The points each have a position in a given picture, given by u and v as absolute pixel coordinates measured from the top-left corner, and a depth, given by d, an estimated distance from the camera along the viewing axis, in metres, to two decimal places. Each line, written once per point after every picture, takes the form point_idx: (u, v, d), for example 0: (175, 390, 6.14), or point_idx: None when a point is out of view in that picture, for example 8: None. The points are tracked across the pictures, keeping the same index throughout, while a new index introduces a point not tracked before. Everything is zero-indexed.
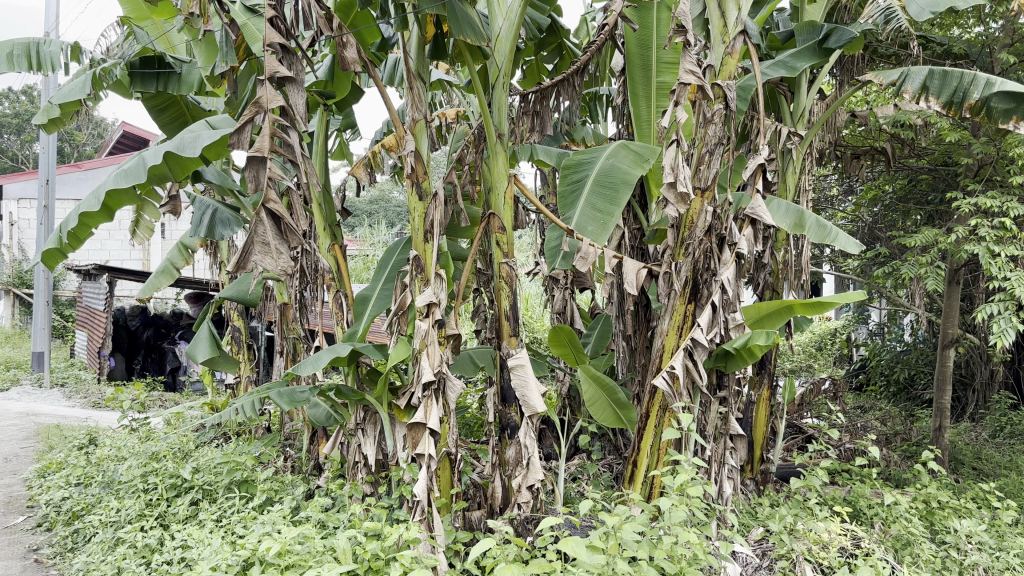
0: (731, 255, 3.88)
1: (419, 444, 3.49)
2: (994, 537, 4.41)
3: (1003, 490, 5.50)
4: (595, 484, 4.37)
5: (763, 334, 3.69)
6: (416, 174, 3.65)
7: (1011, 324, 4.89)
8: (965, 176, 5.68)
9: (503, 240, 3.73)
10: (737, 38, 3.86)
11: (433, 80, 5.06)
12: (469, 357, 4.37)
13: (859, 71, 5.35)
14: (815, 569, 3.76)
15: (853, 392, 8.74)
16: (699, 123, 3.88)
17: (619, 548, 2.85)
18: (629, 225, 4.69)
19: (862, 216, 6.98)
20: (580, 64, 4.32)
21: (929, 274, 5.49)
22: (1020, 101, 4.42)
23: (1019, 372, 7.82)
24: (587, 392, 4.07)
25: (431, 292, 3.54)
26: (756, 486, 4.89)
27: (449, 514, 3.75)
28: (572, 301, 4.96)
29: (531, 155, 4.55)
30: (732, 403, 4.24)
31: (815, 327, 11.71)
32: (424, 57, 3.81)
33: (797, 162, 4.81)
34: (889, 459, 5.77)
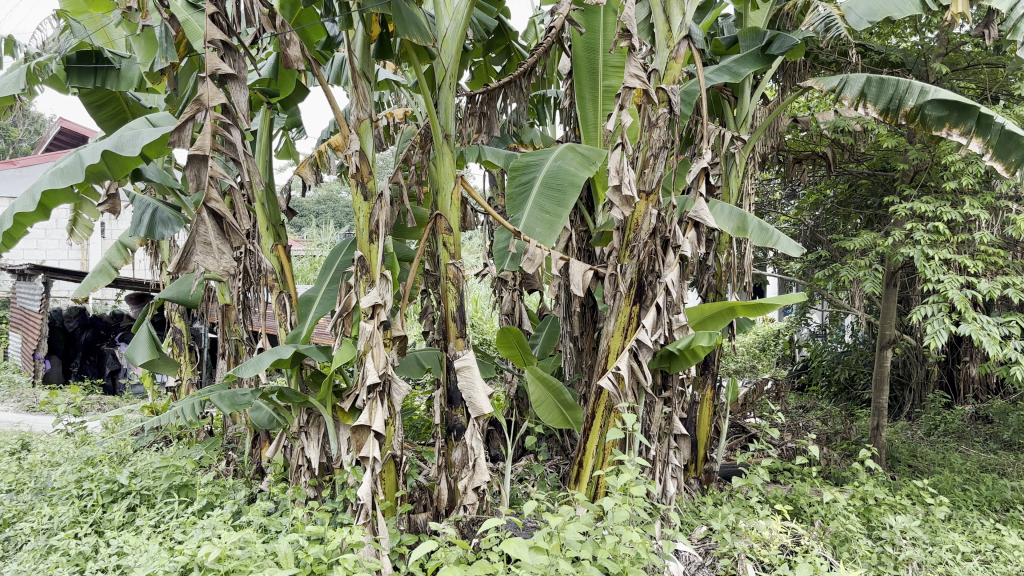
0: (674, 257, 3.92)
1: (363, 447, 3.47)
2: (927, 532, 4.55)
3: (937, 487, 5.67)
4: (541, 484, 4.39)
5: (706, 334, 3.76)
6: (361, 174, 3.61)
7: (944, 326, 5.03)
8: (902, 181, 5.83)
9: (450, 241, 3.71)
10: (680, 43, 3.91)
11: (379, 79, 5.02)
12: (415, 358, 4.34)
13: (801, 77, 5.45)
14: (756, 567, 3.83)
15: (796, 393, 8.93)
16: (644, 127, 3.92)
17: (563, 548, 2.86)
18: (577, 227, 4.73)
19: (804, 219, 7.11)
20: (528, 66, 4.34)
21: (868, 276, 5.62)
22: (953, 109, 4.54)
23: (953, 371, 7.97)
24: (534, 392, 4.09)
25: (376, 293, 3.51)
26: (700, 485, 4.95)
27: (394, 517, 3.72)
28: (520, 303, 4.96)
29: (479, 156, 4.54)
30: (676, 403, 4.31)
31: (759, 329, 11.95)
32: (369, 57, 3.77)
33: (740, 166, 4.89)
34: (828, 458, 5.91)
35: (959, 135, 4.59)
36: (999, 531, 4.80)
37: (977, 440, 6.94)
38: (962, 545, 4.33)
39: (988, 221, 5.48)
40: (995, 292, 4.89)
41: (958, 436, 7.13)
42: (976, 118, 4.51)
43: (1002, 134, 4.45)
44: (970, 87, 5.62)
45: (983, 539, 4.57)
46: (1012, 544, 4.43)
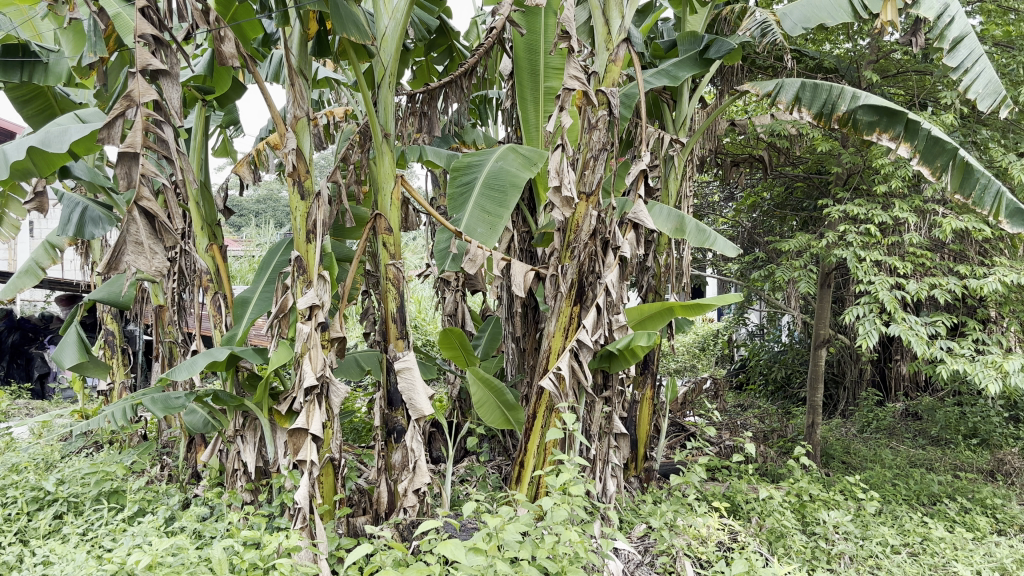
0: (615, 258, 3.94)
1: (300, 450, 3.43)
2: (858, 527, 4.68)
3: (868, 482, 5.82)
4: (482, 485, 4.38)
5: (645, 335, 3.82)
6: (297, 172, 3.56)
7: (875, 326, 5.16)
8: (835, 184, 5.97)
9: (390, 241, 3.68)
10: (620, 46, 3.92)
11: (319, 78, 4.96)
12: (354, 360, 4.29)
13: (738, 82, 5.54)
14: (693, 563, 3.89)
15: (734, 391, 9.11)
16: (584, 129, 3.94)
17: (502, 549, 2.86)
18: (518, 228, 4.74)
19: (742, 221, 7.23)
20: (469, 66, 4.33)
21: (802, 278, 5.74)
22: (883, 115, 4.66)
23: (884, 369, 8.22)
24: (475, 393, 4.08)
25: (314, 294, 3.47)
26: (640, 483, 5.01)
27: (333, 521, 3.68)
28: (462, 304, 4.94)
29: (420, 156, 4.50)
30: (616, 402, 4.34)
31: (699, 328, 12.16)
32: (306, 54, 3.71)
33: (679, 169, 4.95)
34: (765, 455, 6.03)
35: (889, 140, 4.71)
36: (926, 525, 4.96)
37: (907, 437, 7.15)
38: (891, 538, 4.47)
39: (917, 224, 5.65)
40: (922, 292, 5.05)
41: (889, 432, 7.35)
42: (904, 123, 4.63)
43: (928, 139, 4.57)
44: (899, 93, 5.77)
45: (911, 532, 4.72)
46: (938, 537, 4.58)
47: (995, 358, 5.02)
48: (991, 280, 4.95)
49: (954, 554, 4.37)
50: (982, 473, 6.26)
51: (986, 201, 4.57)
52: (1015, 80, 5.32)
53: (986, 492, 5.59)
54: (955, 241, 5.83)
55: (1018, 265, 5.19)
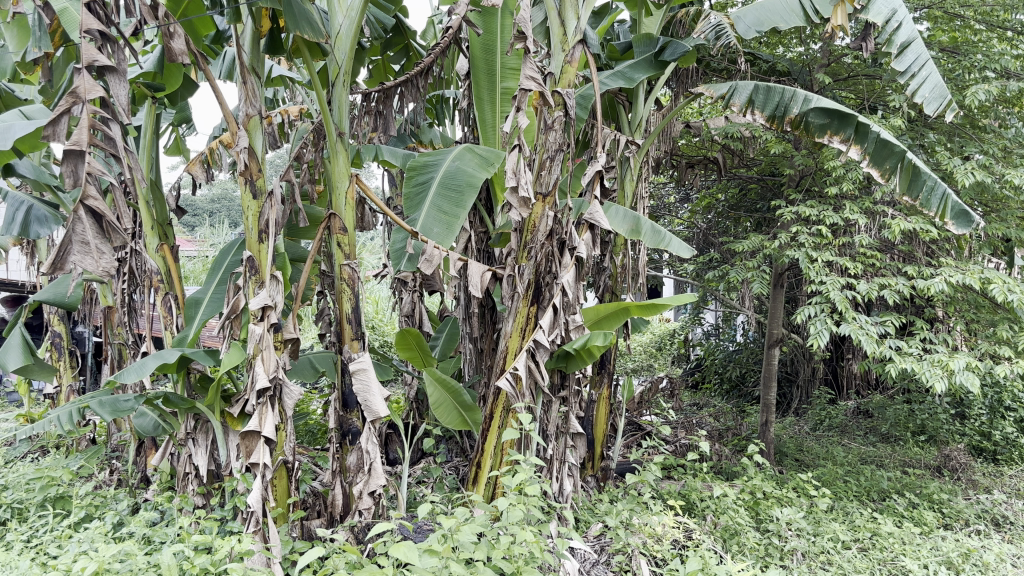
0: (571, 259, 3.97)
1: (253, 453, 3.38)
2: (809, 523, 4.75)
3: (820, 479, 5.91)
4: (439, 487, 4.36)
5: (601, 334, 3.85)
6: (250, 171, 3.51)
7: (826, 326, 5.24)
8: (788, 186, 6.07)
9: (345, 241, 3.64)
10: (575, 47, 3.95)
11: (273, 76, 4.90)
12: (309, 362, 4.25)
13: (692, 84, 5.60)
14: (649, 562, 3.91)
15: (690, 391, 9.21)
16: (540, 129, 3.94)
17: (457, 550, 2.85)
18: (476, 229, 4.73)
19: (697, 223, 7.30)
20: (425, 65, 4.31)
21: (756, 278, 5.81)
22: (833, 117, 4.74)
23: (836, 368, 8.37)
24: (432, 394, 4.06)
25: (266, 295, 3.43)
26: (596, 482, 5.03)
27: (286, 524, 3.64)
28: (420, 304, 4.90)
29: (376, 156, 4.46)
30: (573, 402, 4.36)
31: (655, 329, 12.27)
32: (259, 51, 3.67)
33: (635, 170, 4.98)
34: (719, 453, 6.09)
35: (839, 143, 4.79)
36: (875, 520, 5.05)
37: (858, 434, 7.28)
38: (842, 534, 4.54)
39: (866, 226, 5.75)
40: (872, 292, 5.14)
41: (841, 430, 7.48)
42: (854, 126, 4.71)
43: (878, 142, 4.66)
44: (850, 96, 5.88)
45: (861, 527, 4.80)
46: (888, 532, 4.68)
47: (941, 356, 5.13)
48: (937, 280, 5.07)
49: (902, 548, 4.46)
50: (930, 469, 6.41)
51: (932, 202, 4.68)
52: (960, 85, 5.45)
53: (933, 487, 5.72)
54: (904, 243, 5.95)
55: (963, 265, 5.32)
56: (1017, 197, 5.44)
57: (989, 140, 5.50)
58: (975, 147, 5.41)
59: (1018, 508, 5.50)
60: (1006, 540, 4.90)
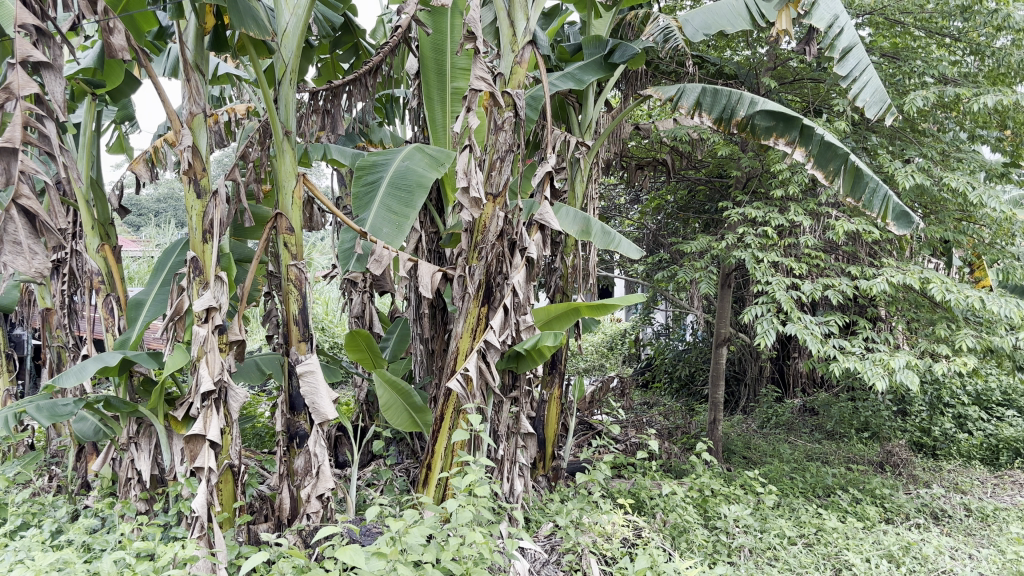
0: (521, 259, 3.98)
1: (197, 457, 3.32)
2: (756, 520, 4.83)
3: (767, 476, 5.99)
4: (389, 489, 4.32)
5: (552, 335, 3.87)
6: (193, 170, 3.44)
7: (772, 325, 5.33)
8: (735, 187, 6.16)
9: (292, 241, 3.59)
10: (525, 47, 3.96)
11: (219, 73, 4.82)
12: (255, 364, 4.19)
13: (642, 86, 5.65)
14: (599, 561, 3.94)
15: (640, 390, 9.30)
16: (490, 130, 3.93)
17: (405, 552, 2.83)
18: (426, 229, 4.68)
19: (647, 224, 7.36)
20: (374, 64, 4.29)
21: (704, 278, 5.89)
22: (779, 120, 4.81)
23: (783, 366, 8.52)
24: (382, 396, 4.03)
25: (210, 296, 3.37)
26: (548, 482, 5.04)
27: (233, 529, 3.58)
28: (370, 305, 4.86)
29: (325, 155, 4.41)
30: (524, 403, 4.36)
31: (607, 328, 12.38)
32: (203, 48, 3.60)
33: (585, 171, 5.01)
34: (669, 451, 6.16)
35: (785, 144, 4.87)
36: (820, 516, 5.16)
37: (804, 431, 7.44)
38: (787, 530, 4.63)
39: (811, 226, 5.86)
40: (817, 292, 5.24)
41: (787, 427, 7.62)
42: (799, 129, 4.79)
43: (822, 144, 4.76)
44: (796, 99, 5.99)
45: (806, 523, 4.90)
46: (832, 527, 4.78)
47: (882, 355, 5.25)
48: (879, 280, 5.18)
49: (845, 543, 4.57)
50: (873, 465, 6.56)
51: (874, 204, 4.80)
52: (901, 90, 5.61)
53: (876, 482, 5.86)
54: (848, 244, 6.07)
55: (904, 266, 5.46)
56: (955, 199, 5.59)
57: (928, 144, 5.65)
58: (915, 150, 5.55)
59: (957, 502, 5.66)
60: (944, 533, 5.04)
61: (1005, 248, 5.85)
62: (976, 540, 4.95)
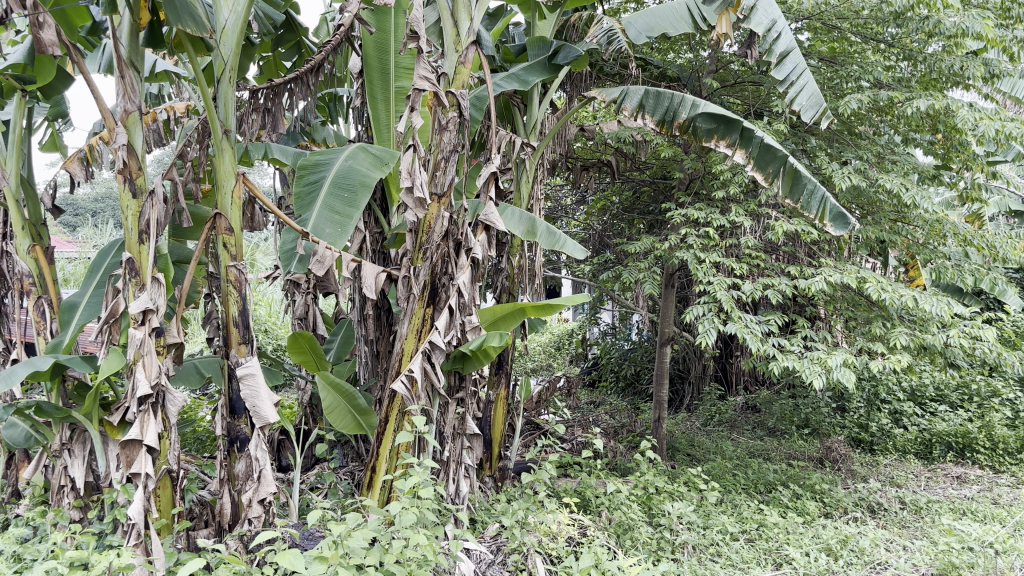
0: (467, 259, 3.96)
1: (134, 463, 3.25)
2: (699, 516, 4.90)
3: (710, 473, 6.06)
4: (332, 492, 4.27)
5: (497, 336, 3.87)
6: (128, 169, 3.35)
7: (713, 325, 5.40)
8: (679, 189, 6.24)
9: (232, 242, 3.52)
10: (469, 47, 3.94)
11: (157, 70, 4.72)
12: (194, 367, 4.11)
13: (586, 88, 5.69)
14: (544, 560, 3.95)
15: (587, 389, 9.37)
16: (434, 130, 3.90)
17: (347, 556, 2.80)
18: (371, 229, 4.64)
19: (593, 224, 7.41)
20: (316, 63, 4.28)
21: (648, 278, 5.95)
22: (720, 122, 4.88)
23: (726, 365, 8.66)
24: (326, 399, 3.98)
25: (147, 298, 3.29)
26: (494, 483, 5.04)
27: (171, 536, 3.50)
28: (313, 306, 4.79)
29: (266, 154, 4.35)
30: (469, 403, 4.35)
31: (554, 328, 12.45)
32: (138, 45, 3.51)
33: (531, 172, 5.02)
34: (614, 450, 6.21)
35: (726, 146, 4.95)
36: (762, 512, 5.25)
37: (746, 428, 7.58)
38: (730, 526, 4.71)
39: (752, 227, 5.97)
40: (757, 292, 5.33)
41: (730, 425, 7.73)
42: (740, 131, 4.88)
43: (761, 146, 4.84)
44: (737, 102, 6.09)
45: (748, 519, 4.98)
46: (772, 522, 4.87)
47: (820, 354, 5.37)
48: (817, 280, 5.29)
49: (785, 537, 4.67)
50: (813, 461, 6.71)
51: (812, 205, 4.90)
52: (838, 93, 5.79)
53: (815, 478, 5.99)
54: (787, 244, 6.20)
55: (841, 266, 5.59)
56: (890, 200, 5.74)
57: (864, 146, 5.80)
58: (852, 152, 5.71)
59: (892, 496, 5.82)
60: (880, 526, 5.18)
61: (937, 248, 6.00)
62: (910, 532, 5.09)
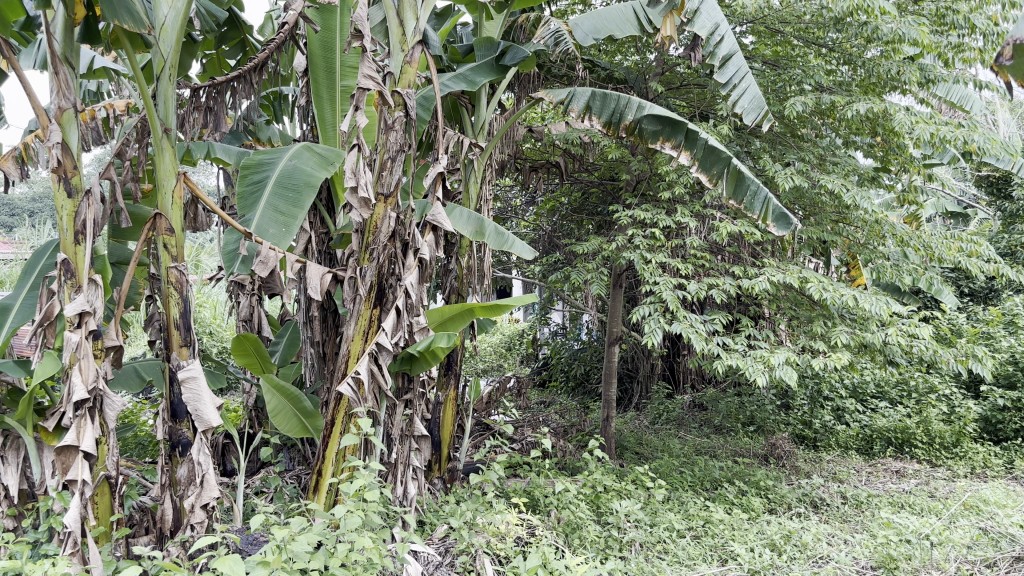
0: (413, 260, 3.96)
1: (70, 469, 3.17)
2: (647, 514, 4.95)
3: (657, 471, 6.13)
4: (278, 497, 4.22)
5: (445, 336, 3.88)
6: (63, 169, 3.26)
7: (660, 325, 5.46)
8: (626, 190, 6.29)
9: (172, 242, 3.44)
10: (415, 47, 3.92)
11: (95, 66, 4.60)
12: (133, 370, 4.03)
13: (534, 88, 5.70)
14: (492, 561, 3.95)
15: (537, 389, 9.42)
16: (380, 129, 3.87)
17: (290, 561, 2.76)
18: (317, 229, 4.59)
19: (542, 225, 7.44)
20: (259, 61, 4.22)
21: (595, 279, 5.99)
22: (665, 124, 4.93)
23: (673, 364, 8.77)
24: (270, 402, 3.92)
25: (84, 300, 3.21)
26: (443, 484, 5.03)
27: (109, 544, 3.42)
28: (259, 308, 4.71)
29: (208, 153, 4.27)
30: (417, 405, 4.32)
31: (505, 328, 12.49)
32: (73, 40, 3.42)
33: (479, 173, 5.01)
34: (563, 450, 6.25)
35: (671, 148, 4.99)
36: (707, 508, 5.32)
37: (693, 426, 7.68)
38: (676, 523, 4.77)
39: (697, 228, 6.04)
40: (702, 292, 5.41)
41: (678, 423, 7.84)
42: (685, 133, 4.93)
43: (706, 148, 4.90)
44: (683, 105, 6.16)
45: (694, 516, 5.04)
46: (718, 518, 4.94)
47: (763, 352, 5.47)
48: (760, 280, 5.38)
49: (730, 534, 4.74)
50: (758, 457, 6.83)
51: (755, 206, 4.99)
52: (781, 96, 5.89)
53: (760, 474, 6.10)
54: (731, 244, 6.29)
55: (784, 266, 5.70)
56: (832, 201, 5.87)
57: (806, 148, 5.92)
58: (794, 154, 5.81)
59: (833, 491, 5.95)
60: (822, 521, 5.29)
61: (877, 248, 6.14)
62: (851, 526, 5.21)
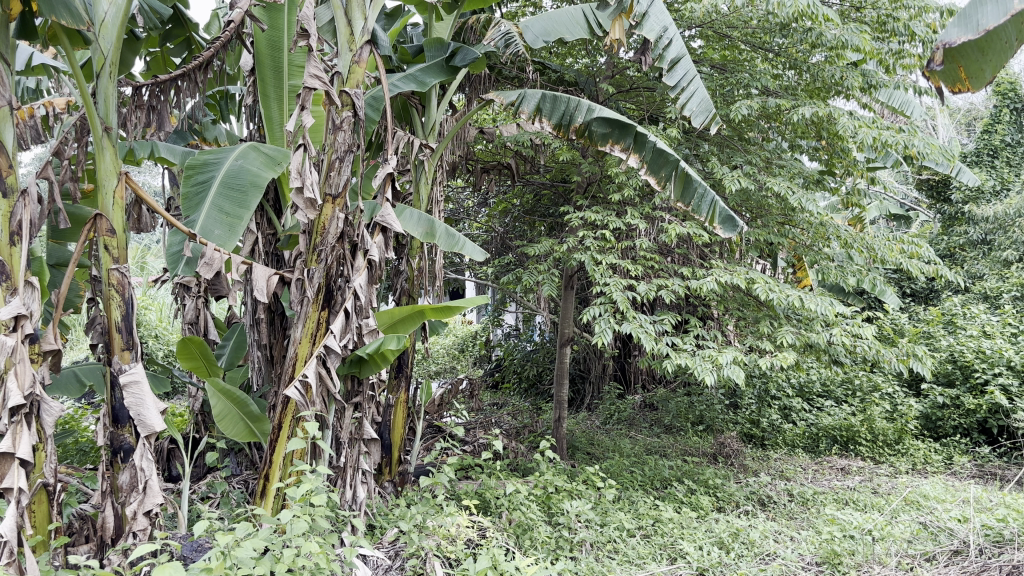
0: (363, 261, 3.93)
1: (4, 477, 3.07)
2: (597, 513, 4.97)
3: (608, 471, 6.17)
4: (224, 502, 4.14)
5: (394, 338, 3.84)
6: None
7: (610, 325, 5.49)
8: (577, 192, 6.32)
9: (114, 243, 3.35)
10: (363, 47, 3.87)
11: (34, 63, 4.48)
12: (73, 375, 3.92)
13: (485, 89, 5.70)
14: (442, 563, 3.93)
15: (490, 390, 9.41)
16: (328, 129, 3.82)
17: (234, 568, 2.70)
18: (264, 230, 4.53)
19: (494, 226, 7.44)
20: (205, 59, 4.15)
21: (546, 280, 6.01)
22: (614, 127, 4.96)
23: (624, 364, 8.84)
24: (216, 406, 3.85)
25: (19, 304, 3.12)
26: (393, 487, 4.99)
27: (47, 553, 3.33)
28: (205, 311, 4.61)
29: (152, 152, 4.19)
30: (366, 408, 4.28)
31: (458, 331, 12.48)
32: (9, 37, 3.33)
33: (429, 174, 4.98)
34: (514, 451, 6.25)
35: (620, 151, 5.02)
36: (657, 507, 5.37)
37: (644, 426, 7.75)
38: (626, 522, 4.80)
39: (647, 230, 6.10)
40: (651, 293, 5.45)
41: (629, 423, 7.90)
42: (633, 136, 4.96)
43: (654, 151, 4.94)
44: (633, 108, 6.22)
45: (644, 515, 5.09)
46: (667, 517, 4.99)
47: (711, 351, 5.54)
48: (708, 280, 5.45)
49: (679, 532, 4.79)
50: (707, 456, 6.92)
51: (702, 208, 5.06)
52: (728, 100, 5.99)
53: (709, 473, 6.18)
54: (680, 246, 6.37)
55: (732, 267, 5.78)
56: (778, 204, 5.97)
57: (753, 152, 6.02)
58: (741, 157, 5.89)
59: (781, 488, 6.05)
60: (769, 518, 5.37)
61: (822, 250, 6.26)
62: (796, 523, 5.30)
